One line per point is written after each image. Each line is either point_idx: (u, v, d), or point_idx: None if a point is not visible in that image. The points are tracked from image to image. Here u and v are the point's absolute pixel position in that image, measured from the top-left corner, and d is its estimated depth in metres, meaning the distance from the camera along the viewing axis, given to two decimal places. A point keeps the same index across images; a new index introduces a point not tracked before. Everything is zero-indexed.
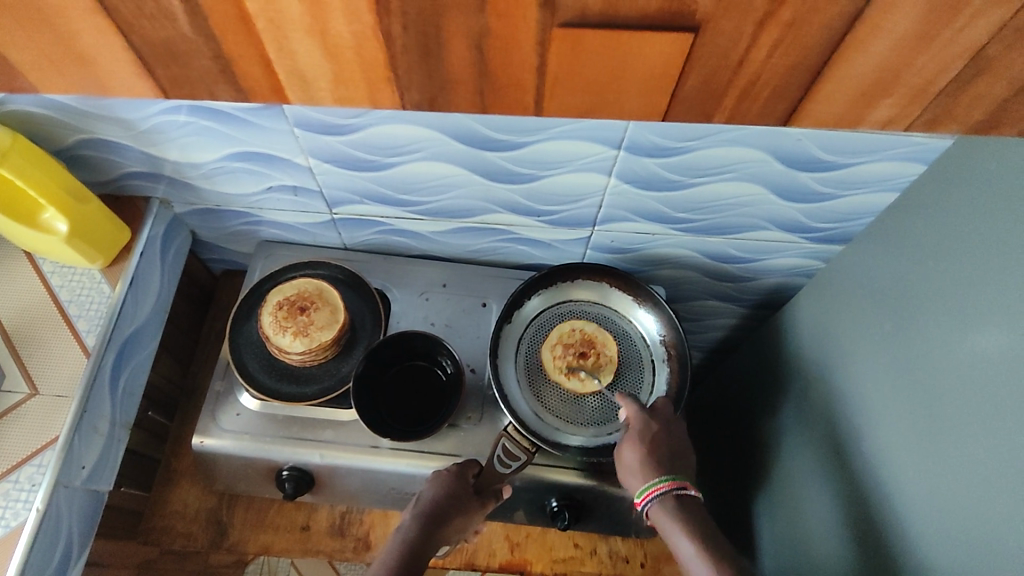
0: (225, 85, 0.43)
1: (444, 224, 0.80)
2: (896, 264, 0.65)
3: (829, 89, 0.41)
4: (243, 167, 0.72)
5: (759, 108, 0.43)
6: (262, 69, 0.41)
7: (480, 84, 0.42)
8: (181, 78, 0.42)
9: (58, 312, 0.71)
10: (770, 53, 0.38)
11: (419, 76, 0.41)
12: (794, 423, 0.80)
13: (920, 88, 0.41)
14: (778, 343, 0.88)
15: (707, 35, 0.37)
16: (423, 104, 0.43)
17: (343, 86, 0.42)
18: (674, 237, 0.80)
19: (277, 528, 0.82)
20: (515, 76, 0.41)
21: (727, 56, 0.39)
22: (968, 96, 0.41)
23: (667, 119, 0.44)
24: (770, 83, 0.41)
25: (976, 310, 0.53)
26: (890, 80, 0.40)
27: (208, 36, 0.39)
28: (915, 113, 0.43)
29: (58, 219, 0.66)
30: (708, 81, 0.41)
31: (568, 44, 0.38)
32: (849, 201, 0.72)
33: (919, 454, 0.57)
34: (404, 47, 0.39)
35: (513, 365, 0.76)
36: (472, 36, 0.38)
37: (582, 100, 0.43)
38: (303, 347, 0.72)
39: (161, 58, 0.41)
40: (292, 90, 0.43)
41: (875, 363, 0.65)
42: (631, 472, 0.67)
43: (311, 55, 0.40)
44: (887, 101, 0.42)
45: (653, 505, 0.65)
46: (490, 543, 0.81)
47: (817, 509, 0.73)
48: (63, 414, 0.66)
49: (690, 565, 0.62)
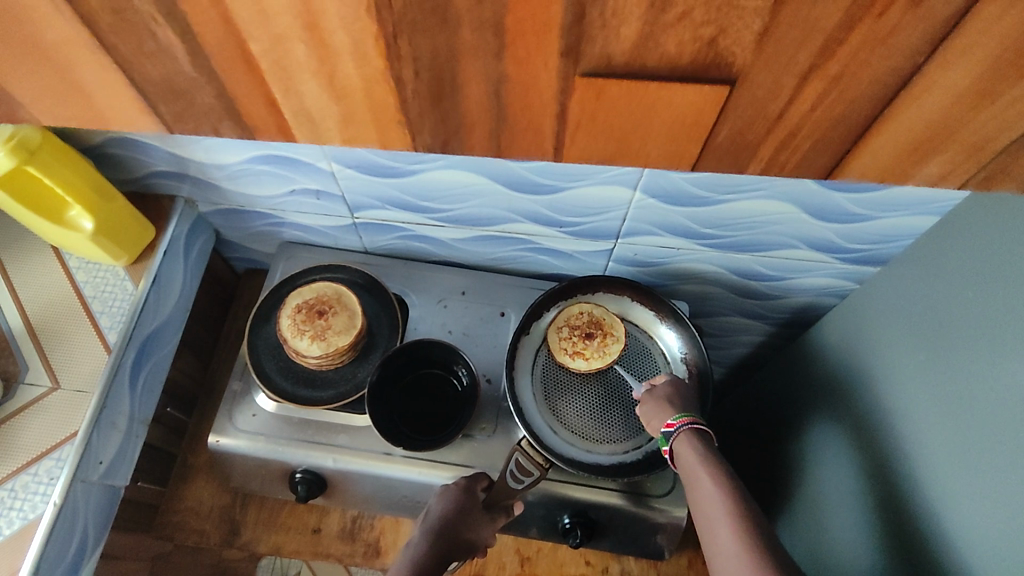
0: (230, 121, 0.42)
1: (466, 232, 0.79)
2: (930, 290, 0.63)
3: (877, 144, 0.39)
4: (268, 170, 0.72)
5: (796, 158, 0.41)
6: (267, 108, 0.41)
7: (497, 126, 0.40)
8: (184, 114, 0.42)
9: (82, 307, 0.72)
10: (813, 106, 0.37)
11: (431, 120, 0.40)
12: (819, 449, 0.78)
13: (976, 146, 0.39)
14: (805, 365, 0.86)
15: (742, 88, 0.36)
16: (435, 146, 0.43)
17: (352, 127, 0.41)
18: (700, 253, 0.78)
19: (288, 529, 0.82)
20: (534, 119, 0.39)
21: (765, 108, 0.37)
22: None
23: (695, 169, 0.43)
24: (812, 136, 0.39)
25: (1010, 349, 0.51)
26: (945, 138, 0.38)
27: (210, 75, 0.38)
28: (970, 171, 0.41)
29: (84, 217, 0.67)
30: (742, 132, 0.39)
31: (590, 93, 0.37)
32: (886, 222, 0.69)
33: (954, 493, 0.55)
34: (416, 90, 0.38)
35: (529, 378, 0.75)
36: (490, 82, 0.37)
37: (605, 147, 0.41)
38: (320, 351, 0.72)
39: (162, 96, 0.40)
40: (300, 129, 0.42)
41: (902, 395, 0.63)
42: (656, 404, 0.68)
43: (317, 96, 0.39)
44: (940, 157, 0.40)
45: (676, 437, 0.64)
46: (501, 556, 0.80)
47: (844, 541, 0.71)
48: (83, 409, 0.67)
49: (699, 488, 0.58)
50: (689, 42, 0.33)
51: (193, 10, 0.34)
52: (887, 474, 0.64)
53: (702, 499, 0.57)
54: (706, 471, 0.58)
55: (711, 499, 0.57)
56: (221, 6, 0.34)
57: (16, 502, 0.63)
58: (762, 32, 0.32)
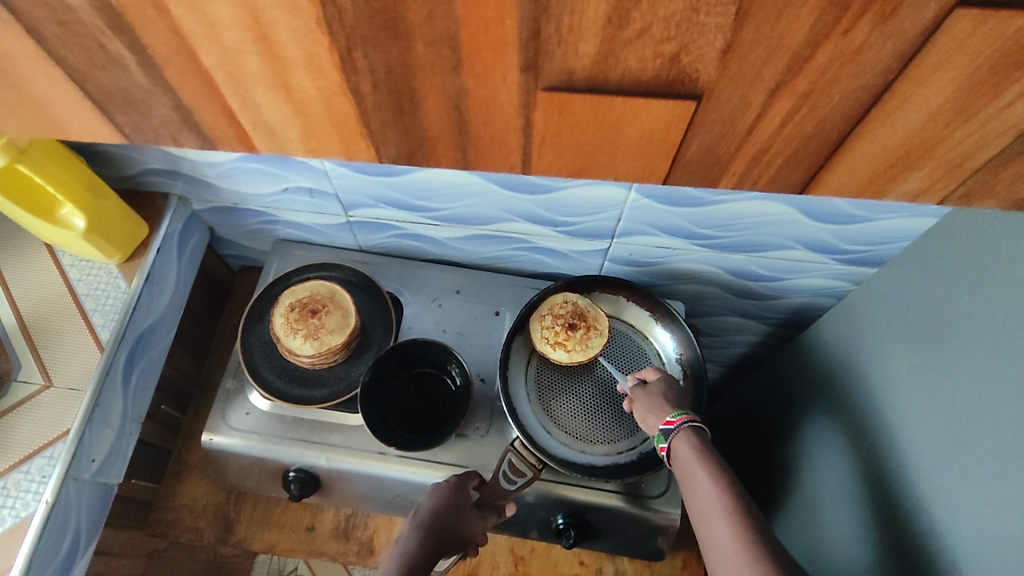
0: (189, 132, 0.42)
1: (460, 231, 0.79)
2: (927, 293, 0.62)
3: (852, 159, 0.39)
4: (260, 168, 0.72)
5: (769, 174, 0.40)
6: (225, 119, 0.40)
7: (461, 141, 0.40)
8: (142, 125, 0.42)
9: (75, 305, 0.71)
10: (782, 123, 0.36)
11: (393, 131, 0.40)
12: (814, 450, 0.78)
13: (955, 162, 0.38)
14: (801, 366, 0.85)
15: (709, 103, 0.35)
16: (400, 158, 0.42)
17: (314, 139, 0.41)
18: (696, 253, 0.78)
19: (283, 527, 0.82)
20: (498, 135, 0.39)
21: (734, 124, 0.36)
22: (1009, 172, 0.38)
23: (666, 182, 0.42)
24: (783, 152, 0.38)
25: (1006, 357, 0.51)
26: (921, 153, 0.38)
27: (164, 87, 0.38)
28: (949, 186, 0.40)
29: (75, 215, 0.67)
30: (710, 149, 0.39)
31: (553, 108, 0.36)
32: (882, 224, 0.68)
33: (948, 499, 0.54)
34: (376, 103, 0.38)
35: (522, 378, 0.74)
36: (450, 95, 0.36)
37: (570, 161, 0.41)
38: (312, 350, 0.71)
39: (118, 106, 0.40)
40: (262, 140, 0.42)
41: (896, 398, 0.63)
42: (650, 402, 0.67)
43: (276, 109, 0.39)
44: (918, 172, 0.39)
45: (675, 436, 0.63)
46: (494, 555, 0.80)
47: (838, 544, 0.70)
48: (76, 406, 0.67)
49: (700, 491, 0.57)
50: (651, 58, 0.33)
51: (141, 23, 0.34)
52: (880, 479, 0.64)
53: (702, 501, 0.56)
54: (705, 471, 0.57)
55: (713, 502, 0.55)
56: (167, 18, 0.33)
57: (9, 500, 0.63)
58: (725, 49, 0.32)
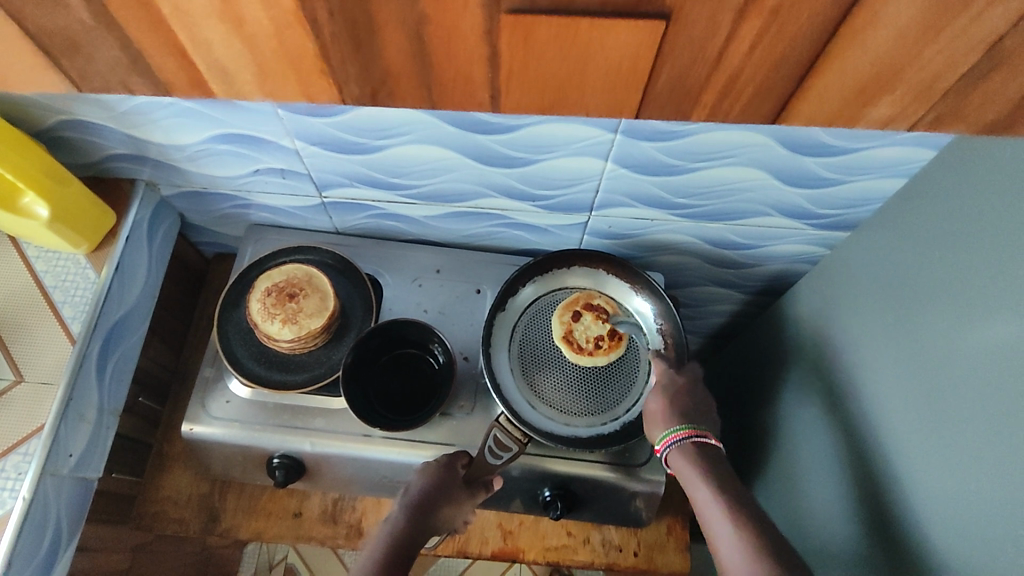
0: (138, 77, 0.41)
1: (436, 208, 0.78)
2: (898, 253, 0.63)
3: (824, 86, 0.39)
4: (229, 149, 0.70)
5: (740, 106, 0.41)
6: (174, 59, 0.39)
7: (426, 79, 0.40)
8: (87, 72, 0.41)
9: (42, 297, 0.70)
10: (752, 45, 0.36)
11: (354, 68, 0.39)
12: (794, 413, 0.79)
13: (927, 84, 0.39)
14: (779, 332, 0.86)
15: (676, 26, 0.35)
16: (364, 98, 0.42)
17: (271, 81, 0.40)
18: (673, 223, 0.78)
19: (269, 514, 0.81)
20: (463, 70, 0.39)
21: (706, 48, 0.36)
22: (977, 96, 0.39)
23: (639, 117, 0.42)
24: (754, 80, 0.39)
25: (980, 305, 0.52)
26: (893, 76, 0.38)
27: (105, 23, 0.37)
28: (919, 112, 0.41)
29: (39, 204, 0.65)
30: (682, 79, 0.39)
31: (519, 34, 0.36)
32: (856, 185, 0.69)
33: (929, 459, 0.55)
34: (335, 37, 0.37)
35: (506, 354, 0.74)
36: (410, 24, 0.36)
37: (540, 99, 0.41)
38: (291, 334, 0.70)
39: (62, 51, 0.39)
40: (214, 84, 0.41)
41: (873, 356, 0.64)
42: (654, 421, 0.68)
43: (228, 47, 0.38)
44: (889, 98, 0.40)
45: (671, 453, 0.65)
46: (483, 531, 0.81)
47: (820, 505, 0.71)
48: (48, 403, 0.65)
49: (704, 510, 0.60)
50: None
51: None
52: (859, 435, 0.65)
53: (705, 514, 0.60)
54: (705, 486, 0.60)
55: (714, 514, 0.59)
56: None
57: None
58: None
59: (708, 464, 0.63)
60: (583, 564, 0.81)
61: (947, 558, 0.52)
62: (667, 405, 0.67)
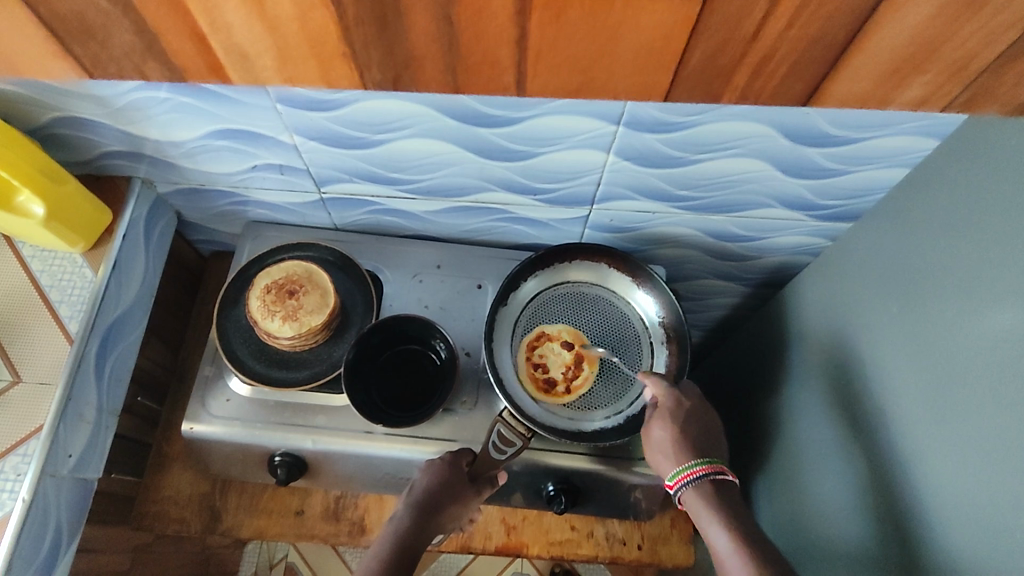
0: (154, 63, 0.43)
1: (436, 203, 0.77)
2: (901, 243, 0.63)
3: (858, 66, 0.41)
4: (227, 145, 0.69)
5: (772, 87, 0.43)
6: (192, 43, 0.41)
7: (450, 61, 0.42)
8: (102, 57, 0.43)
9: (38, 297, 0.69)
10: (788, 24, 0.38)
11: (377, 52, 0.41)
12: (796, 405, 0.79)
13: (961, 63, 0.41)
14: (780, 325, 0.87)
15: (713, 4, 0.37)
16: (385, 83, 0.44)
17: (291, 66, 0.43)
18: (675, 216, 0.77)
19: (270, 513, 0.81)
20: (490, 51, 0.41)
21: (737, 29, 0.38)
22: (1013, 74, 0.41)
23: (666, 100, 0.45)
24: (787, 59, 0.41)
25: (985, 293, 0.52)
26: (928, 55, 0.40)
27: (124, 8, 0.39)
28: (954, 91, 0.43)
29: (34, 202, 0.64)
30: (714, 57, 0.40)
31: (550, 15, 0.38)
32: (858, 176, 0.69)
33: (933, 448, 0.55)
34: (359, 18, 0.39)
35: (509, 349, 0.74)
36: (440, 6, 0.37)
37: (568, 81, 0.43)
38: (292, 332, 0.70)
39: (75, 35, 0.41)
40: (233, 68, 0.43)
41: (876, 346, 0.64)
42: (663, 454, 0.66)
43: (249, 31, 0.40)
44: (922, 78, 0.42)
45: (686, 489, 0.64)
46: (487, 527, 0.81)
47: (823, 496, 0.72)
48: (48, 402, 0.64)
49: (721, 556, 0.59)
50: None
51: None
52: (862, 426, 0.65)
53: (722, 559, 0.59)
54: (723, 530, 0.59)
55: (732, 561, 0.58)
56: None
57: None
58: None
59: (723, 503, 0.62)
60: (586, 558, 0.81)
61: (951, 546, 0.53)
62: (674, 433, 0.66)
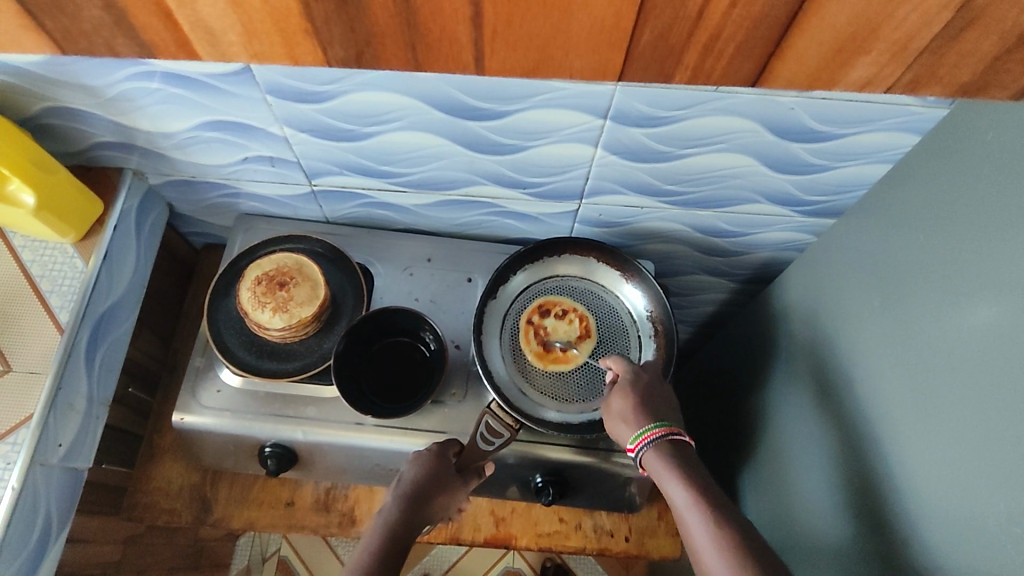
0: (125, 39, 0.43)
1: (427, 197, 0.78)
2: (884, 239, 0.64)
3: (802, 44, 0.42)
4: (217, 136, 0.70)
5: (721, 66, 0.43)
6: (160, 20, 0.41)
7: (410, 38, 0.42)
8: (73, 31, 0.43)
9: (29, 287, 0.69)
10: (732, 3, 0.39)
11: (340, 29, 0.42)
12: (782, 398, 0.80)
13: (904, 44, 0.41)
14: (768, 320, 0.87)
15: None
16: (348, 60, 0.44)
17: (256, 41, 0.43)
18: (664, 212, 0.78)
19: (261, 504, 0.81)
20: (450, 28, 0.41)
21: (685, 8, 0.39)
22: (954, 53, 0.42)
23: (621, 80, 0.45)
24: (735, 39, 0.41)
25: (964, 286, 0.53)
26: (869, 35, 0.41)
27: None
28: (899, 72, 0.44)
29: (24, 191, 0.64)
30: (664, 36, 0.41)
31: None
32: (844, 172, 0.70)
33: (915, 439, 0.56)
34: None
35: (498, 342, 0.75)
36: None
37: (525, 59, 0.43)
38: (282, 323, 0.70)
39: (47, 9, 0.42)
40: (200, 45, 0.43)
41: (860, 341, 0.65)
42: (621, 419, 0.66)
43: (213, 6, 0.40)
44: (867, 57, 0.43)
45: (646, 453, 0.63)
46: (476, 518, 0.81)
47: (807, 489, 0.72)
48: (37, 391, 0.65)
49: (681, 513, 0.58)
50: None
51: None
52: (846, 418, 0.66)
53: (682, 514, 0.58)
54: (682, 484, 0.58)
55: (693, 517, 0.57)
56: None
57: None
58: None
59: (683, 461, 0.61)
60: (574, 550, 0.81)
61: (930, 534, 0.53)
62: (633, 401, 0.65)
